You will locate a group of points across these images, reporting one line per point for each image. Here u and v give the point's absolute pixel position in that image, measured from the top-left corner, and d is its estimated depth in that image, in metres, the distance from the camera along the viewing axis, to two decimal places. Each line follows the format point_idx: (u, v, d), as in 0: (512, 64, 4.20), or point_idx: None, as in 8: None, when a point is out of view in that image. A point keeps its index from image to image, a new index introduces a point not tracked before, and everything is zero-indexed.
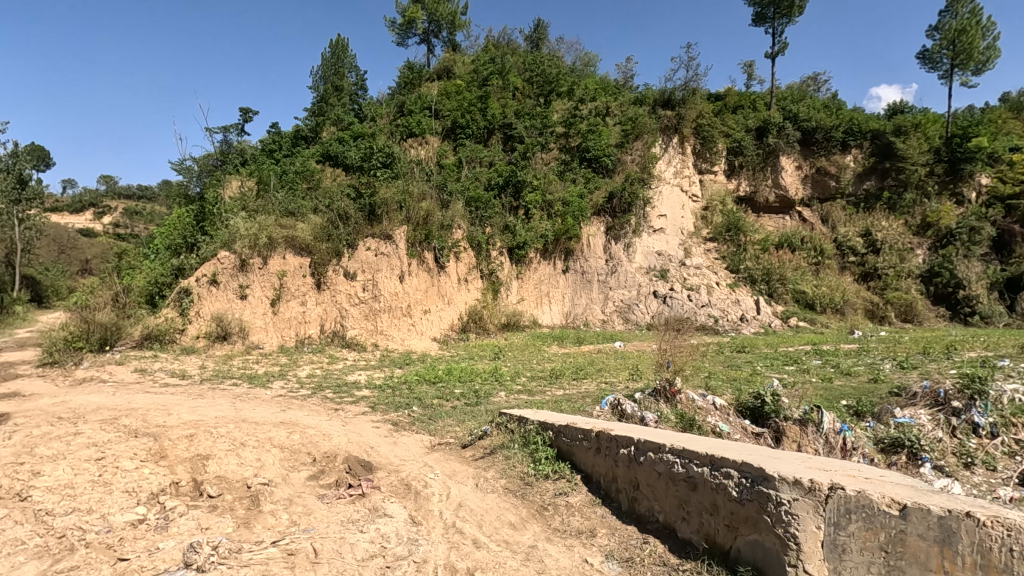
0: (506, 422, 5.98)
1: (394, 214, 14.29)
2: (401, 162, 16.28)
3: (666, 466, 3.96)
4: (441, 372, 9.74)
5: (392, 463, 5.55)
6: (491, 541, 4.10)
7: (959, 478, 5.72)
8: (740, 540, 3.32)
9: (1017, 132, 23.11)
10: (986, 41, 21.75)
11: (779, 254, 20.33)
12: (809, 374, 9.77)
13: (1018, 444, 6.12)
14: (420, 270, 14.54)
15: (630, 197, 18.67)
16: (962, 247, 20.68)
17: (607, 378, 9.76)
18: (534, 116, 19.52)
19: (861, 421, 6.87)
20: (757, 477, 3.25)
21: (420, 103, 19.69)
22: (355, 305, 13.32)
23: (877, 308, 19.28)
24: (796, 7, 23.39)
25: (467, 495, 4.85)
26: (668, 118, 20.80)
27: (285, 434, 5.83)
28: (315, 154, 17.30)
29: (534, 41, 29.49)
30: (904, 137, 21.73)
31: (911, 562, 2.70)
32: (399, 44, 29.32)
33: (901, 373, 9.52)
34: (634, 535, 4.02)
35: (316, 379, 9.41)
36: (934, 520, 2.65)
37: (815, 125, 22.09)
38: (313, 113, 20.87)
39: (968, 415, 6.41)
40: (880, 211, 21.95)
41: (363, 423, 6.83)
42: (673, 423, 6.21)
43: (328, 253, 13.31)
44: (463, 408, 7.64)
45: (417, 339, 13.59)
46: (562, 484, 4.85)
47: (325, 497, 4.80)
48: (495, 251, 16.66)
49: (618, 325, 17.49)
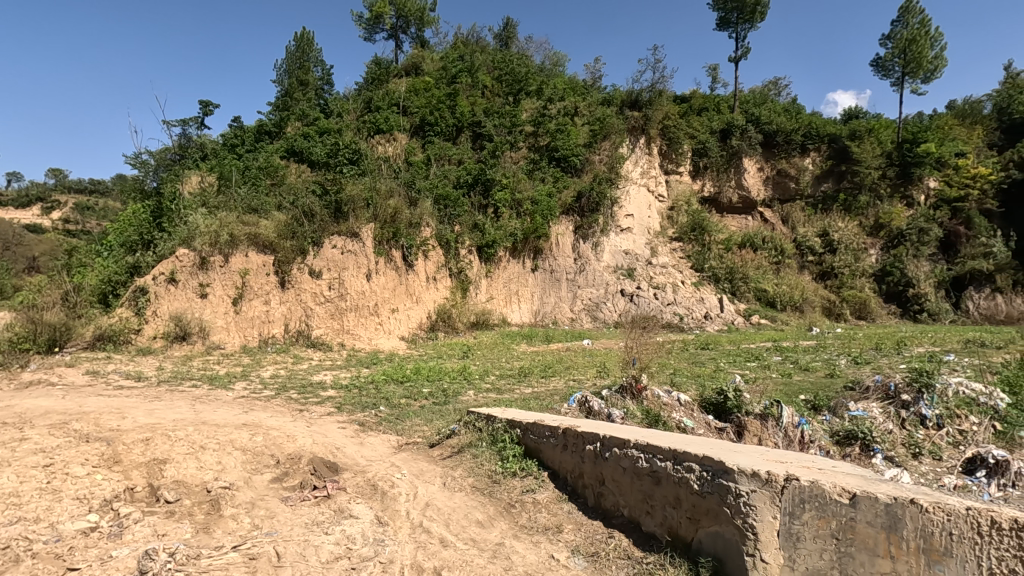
0: (474, 421, 5.98)
1: (361, 211, 14.10)
2: (369, 159, 16.06)
3: (631, 461, 4.02)
4: (408, 372, 9.63)
5: (359, 463, 5.48)
6: (459, 540, 4.09)
7: (908, 467, 6.03)
8: (702, 532, 3.41)
9: (962, 138, 24.29)
10: (935, 51, 22.80)
11: (741, 254, 20.89)
12: (769, 369, 10.07)
13: (962, 434, 6.53)
14: (387, 269, 14.36)
15: (598, 196, 18.94)
16: (912, 247, 21.64)
17: (575, 376, 9.85)
18: (503, 115, 19.52)
19: (818, 414, 7.12)
20: (717, 470, 3.33)
21: (388, 100, 19.46)
22: (321, 304, 13.08)
23: (833, 306, 20.03)
24: (757, 12, 24.05)
25: (434, 494, 4.82)
26: (635, 118, 21.16)
27: (247, 437, 5.67)
28: (280, 149, 16.93)
29: (502, 40, 29.49)
30: (859, 141, 22.57)
31: (860, 548, 2.81)
32: (367, 40, 28.91)
33: (855, 368, 9.92)
34: (599, 530, 4.08)
35: (280, 380, 9.18)
36: (881, 507, 2.77)
37: (776, 128, 22.75)
38: (277, 108, 20.36)
39: (916, 407, 6.79)
40: (836, 212, 22.64)
41: (329, 424, 6.73)
42: (638, 419, 6.32)
43: (293, 250, 13.04)
44: (431, 407, 7.60)
45: (384, 338, 13.42)
46: (529, 481, 4.87)
47: (289, 499, 4.71)
48: (464, 250, 16.62)
49: (586, 323, 17.65)
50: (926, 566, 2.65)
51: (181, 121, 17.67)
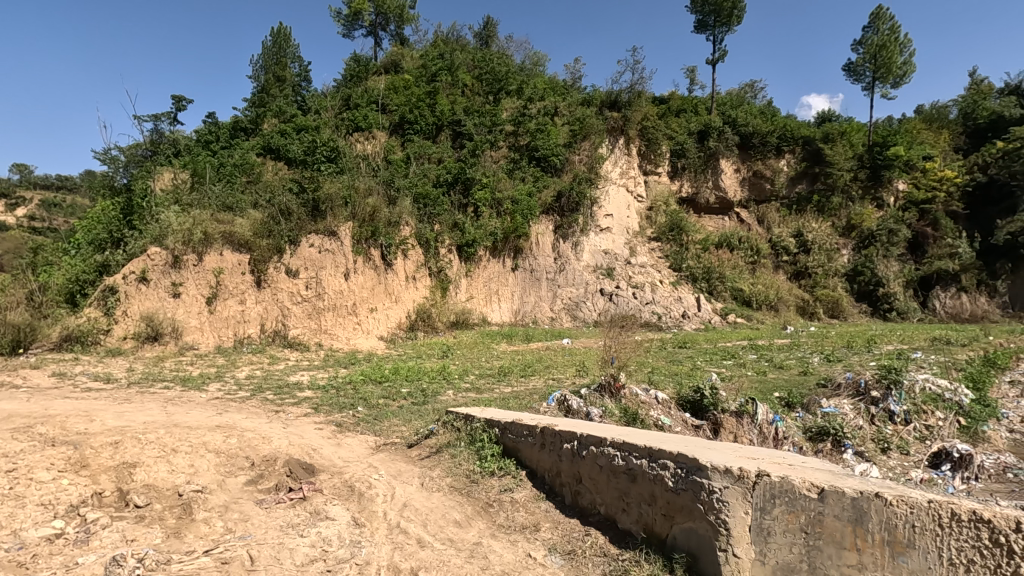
0: (453, 421, 5.97)
1: (339, 210, 13.95)
2: (347, 157, 15.89)
3: (607, 459, 4.06)
4: (387, 372, 9.57)
5: (335, 464, 5.42)
6: (436, 540, 4.07)
7: (877, 462, 6.20)
8: (676, 528, 3.46)
9: (929, 142, 25.00)
10: (904, 57, 23.41)
11: (718, 254, 21.22)
12: (745, 367, 10.25)
13: (928, 429, 6.76)
14: (366, 268, 14.22)
15: (578, 196, 19.07)
16: (882, 248, 22.21)
17: (555, 375, 9.89)
18: (483, 114, 19.46)
19: (792, 411, 7.26)
20: (691, 467, 3.38)
21: (366, 97, 19.27)
22: (298, 304, 12.90)
23: (807, 304, 20.47)
24: (734, 16, 24.42)
25: (411, 494, 4.80)
26: (614, 119, 21.31)
27: (221, 438, 5.57)
28: (256, 146, 16.65)
29: (483, 39, 29.43)
30: (832, 143, 23.06)
31: (827, 542, 2.88)
32: (346, 36, 28.57)
33: (827, 365, 10.16)
34: (576, 528, 4.11)
35: (255, 381, 9.02)
36: (848, 501, 2.84)
37: (752, 130, 23.11)
38: (253, 105, 20.01)
39: (885, 403, 6.97)
40: (810, 213, 23.12)
41: (306, 425, 6.64)
42: (617, 418, 6.37)
43: (269, 249, 12.83)
44: (409, 407, 7.56)
45: (363, 338, 13.30)
46: (507, 481, 4.87)
47: (264, 502, 4.64)
48: (444, 249, 16.56)
49: (566, 322, 17.73)
50: (891, 557, 2.72)
51: (153, 116, 17.25)
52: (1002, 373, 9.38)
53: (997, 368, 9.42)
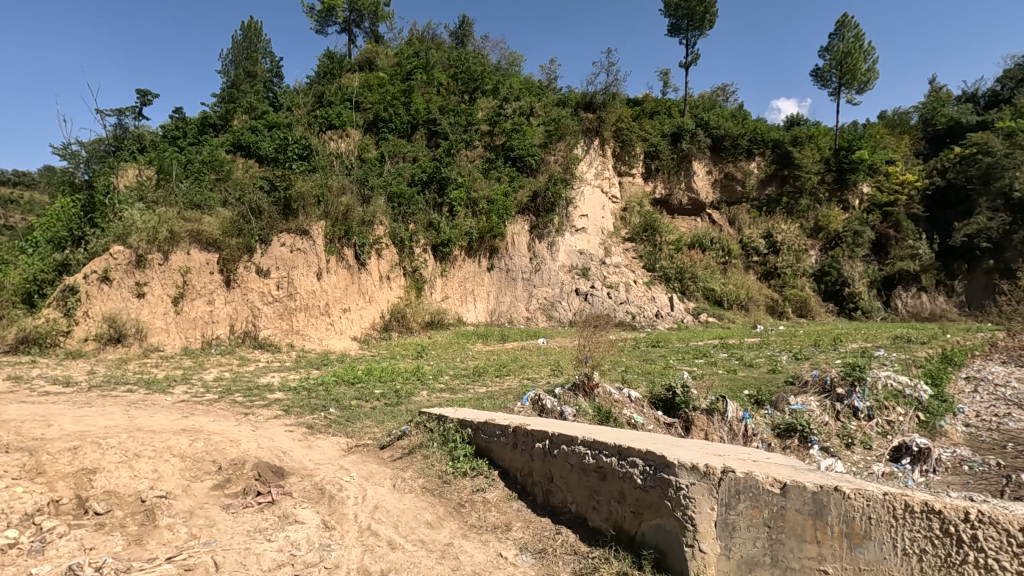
0: (426, 422, 5.94)
1: (312, 208, 13.76)
2: (320, 154, 15.64)
3: (578, 457, 4.09)
4: (360, 373, 9.47)
5: (306, 467, 5.33)
6: (407, 541, 4.04)
7: (842, 457, 6.40)
8: (645, 525, 3.50)
9: (892, 147, 25.56)
10: (868, 64, 24.13)
11: (691, 254, 21.58)
12: (716, 366, 10.46)
13: (889, 424, 7.02)
14: (339, 267, 14.05)
15: (553, 196, 19.15)
16: (848, 249, 22.87)
17: (529, 374, 9.93)
18: (459, 113, 19.36)
19: (761, 409, 7.41)
20: (659, 464, 3.43)
21: (340, 95, 19.01)
22: (269, 304, 12.66)
23: (777, 304, 20.97)
24: (706, 20, 24.86)
25: (383, 496, 4.75)
26: (589, 120, 21.51)
27: (186, 442, 5.40)
28: (225, 143, 16.26)
29: (459, 38, 29.33)
30: (801, 147, 23.63)
31: (789, 535, 2.97)
32: (319, 32, 28.16)
33: (795, 363, 10.43)
34: (547, 526, 4.12)
35: (224, 383, 8.82)
36: (808, 496, 2.92)
37: (724, 133, 23.54)
38: (222, 100, 19.58)
39: (850, 400, 7.19)
40: (780, 215, 23.66)
41: (276, 427, 6.51)
42: (590, 416, 6.43)
43: (238, 248, 12.55)
44: (382, 408, 7.48)
45: (336, 338, 13.13)
46: (480, 481, 4.87)
47: (230, 506, 4.53)
48: (419, 249, 16.45)
49: (542, 322, 17.78)
50: (848, 549, 2.81)
51: (116, 111, 16.73)
52: (958, 369, 9.77)
53: (954, 365, 9.79)
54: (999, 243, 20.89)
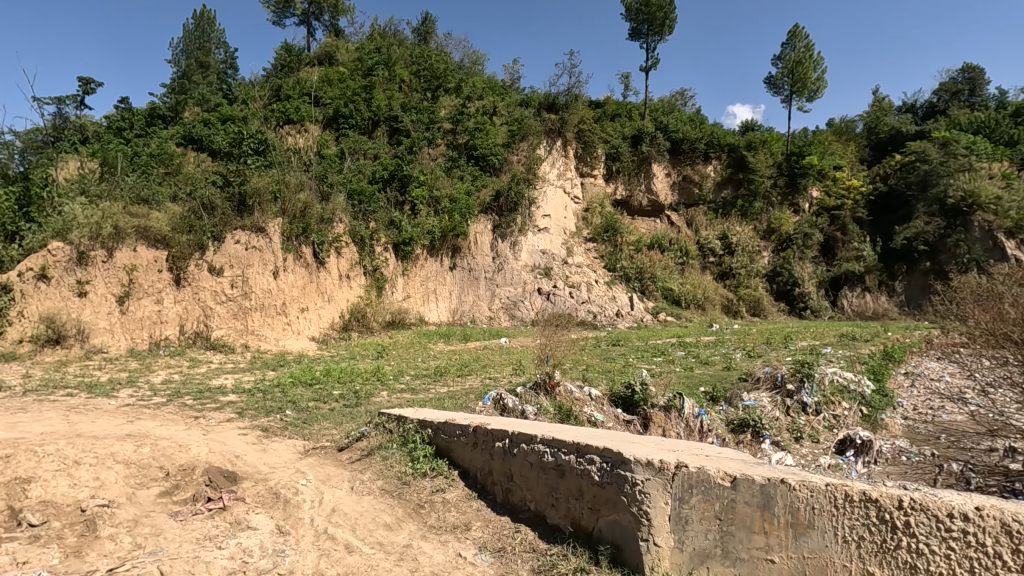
0: (385, 423, 5.86)
1: (268, 205, 13.35)
2: (276, 149, 15.17)
3: (538, 455, 4.12)
4: (318, 373, 9.27)
5: (260, 471, 5.17)
6: (365, 544, 3.98)
7: (791, 450, 6.67)
8: (602, 521, 3.56)
9: (839, 153, 26.83)
10: (817, 73, 25.18)
11: (650, 254, 22.04)
12: (673, 364, 10.71)
13: (835, 418, 7.36)
14: (296, 266, 13.70)
15: (516, 196, 19.23)
16: (799, 250, 23.80)
17: (491, 374, 9.93)
18: (421, 111, 19.17)
19: (716, 405, 7.63)
20: (616, 461, 3.50)
21: (298, 88, 18.49)
22: (222, 304, 12.23)
23: (732, 303, 21.67)
24: (666, 26, 25.44)
25: (341, 499, 4.66)
26: (552, 121, 21.72)
27: (132, 447, 5.16)
28: (175, 135, 15.60)
29: (421, 34, 29.07)
30: (754, 151, 24.46)
31: (738, 527, 3.07)
32: (276, 24, 27.42)
33: (748, 361, 10.81)
34: (506, 525, 4.14)
35: (172, 385, 8.45)
36: (756, 488, 3.03)
37: (683, 137, 24.13)
38: (172, 91, 18.81)
39: (799, 395, 7.50)
40: (734, 217, 24.42)
41: (228, 431, 6.30)
42: (551, 415, 6.48)
43: (189, 245, 12.08)
44: (341, 410, 7.33)
45: (293, 339, 12.82)
46: (439, 481, 4.84)
47: (179, 514, 4.34)
48: (379, 247, 16.19)
49: (504, 321, 17.80)
50: (793, 538, 2.93)
51: (55, 99, 15.84)
52: (898, 366, 10.33)
53: (894, 362, 10.37)
54: (935, 246, 22.14)
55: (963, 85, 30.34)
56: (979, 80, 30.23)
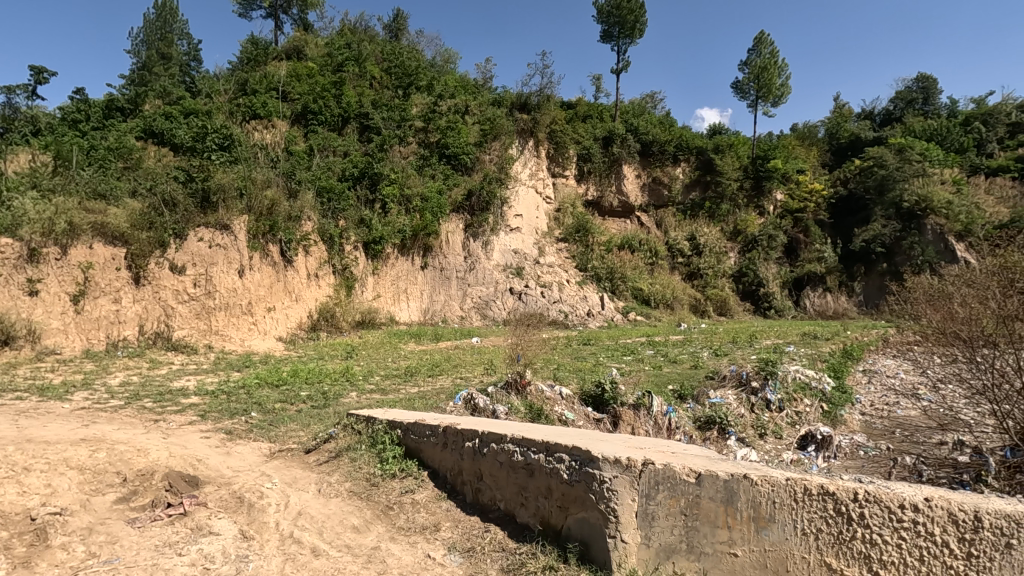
0: (353, 424, 5.77)
1: (233, 202, 13.01)
2: (242, 145, 14.81)
3: (507, 455, 4.13)
4: (285, 374, 9.07)
5: (223, 475, 5.03)
6: (332, 547, 3.92)
7: (756, 447, 6.83)
8: (571, 519, 3.59)
9: (803, 157, 27.64)
10: (781, 80, 25.88)
11: (620, 254, 22.31)
12: (643, 362, 10.88)
13: (797, 415, 7.58)
14: (263, 264, 13.41)
15: (488, 196, 19.20)
16: (764, 251, 24.42)
17: (462, 374, 9.89)
18: (392, 108, 18.93)
19: (684, 403, 7.77)
20: (584, 459, 3.53)
21: (265, 83, 18.07)
22: (184, 304, 11.87)
23: (699, 303, 22.13)
24: (637, 29, 25.76)
25: (308, 502, 4.58)
26: (524, 121, 21.78)
27: (86, 452, 4.97)
28: (134, 129, 15.01)
29: (392, 31, 28.74)
30: (722, 154, 25.00)
31: (703, 522, 3.13)
32: (242, 16, 26.74)
33: (715, 359, 11.05)
34: (476, 525, 4.13)
35: (131, 388, 8.15)
36: (721, 483, 3.09)
37: (653, 139, 24.48)
38: (131, 83, 18.13)
39: (763, 393, 7.70)
40: (702, 219, 24.92)
41: (190, 434, 6.10)
42: (522, 414, 6.50)
43: (149, 243, 11.67)
44: (308, 411, 7.21)
45: (259, 339, 12.53)
46: (408, 482, 4.81)
47: (137, 520, 4.18)
48: (349, 246, 15.93)
49: (475, 321, 17.76)
50: (755, 532, 3.01)
51: (4, 88, 15.09)
52: (856, 363, 10.72)
53: (853, 359, 10.76)
54: (891, 248, 23.01)
55: (918, 94, 31.63)
56: (932, 89, 31.56)
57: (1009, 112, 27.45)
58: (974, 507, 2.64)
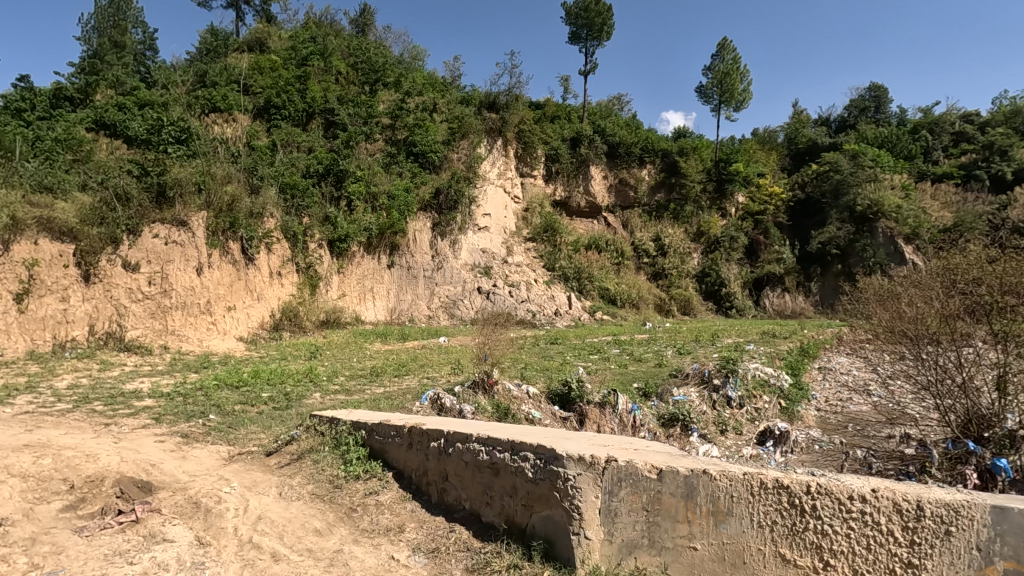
0: (316, 425, 5.66)
1: (191, 197, 12.59)
2: (201, 138, 14.30)
3: (472, 454, 4.12)
4: (246, 375, 8.83)
5: (179, 480, 4.86)
6: (293, 552, 3.84)
7: (717, 442, 7.01)
8: (535, 517, 3.61)
9: (763, 161, 28.46)
10: (743, 85, 26.59)
11: (588, 254, 22.55)
12: (609, 361, 11.03)
13: (756, 411, 7.83)
14: (223, 262, 13.01)
15: (456, 194, 19.11)
16: (726, 252, 25.04)
17: (429, 373, 9.82)
18: (359, 104, 18.62)
19: (648, 400, 7.91)
20: (549, 457, 3.55)
21: (226, 75, 17.52)
22: (138, 302, 11.41)
23: (664, 303, 22.59)
24: (604, 32, 26.04)
25: (268, 506, 4.46)
26: (492, 120, 21.74)
27: (29, 459, 4.72)
28: (85, 120, 14.34)
29: (359, 26, 28.31)
30: (686, 157, 25.53)
31: (664, 516, 3.20)
32: (202, 6, 25.91)
33: (679, 358, 11.29)
34: (441, 525, 4.11)
35: (80, 390, 7.78)
36: (681, 479, 3.16)
37: (619, 141, 24.82)
38: (81, 71, 17.32)
39: (724, 390, 7.91)
40: (667, 220, 25.41)
41: (144, 438, 5.87)
42: (489, 414, 6.50)
43: (101, 239, 11.15)
44: (270, 413, 7.03)
45: (218, 339, 12.17)
46: (373, 483, 4.74)
47: (85, 529, 3.99)
48: (313, 244, 15.63)
49: (443, 320, 17.68)
50: (714, 525, 3.09)
51: None
52: (812, 361, 11.12)
53: (809, 357, 11.17)
54: (845, 250, 23.95)
55: (870, 102, 32.96)
56: (884, 98, 32.94)
57: (953, 122, 28.92)
58: (917, 497, 2.76)
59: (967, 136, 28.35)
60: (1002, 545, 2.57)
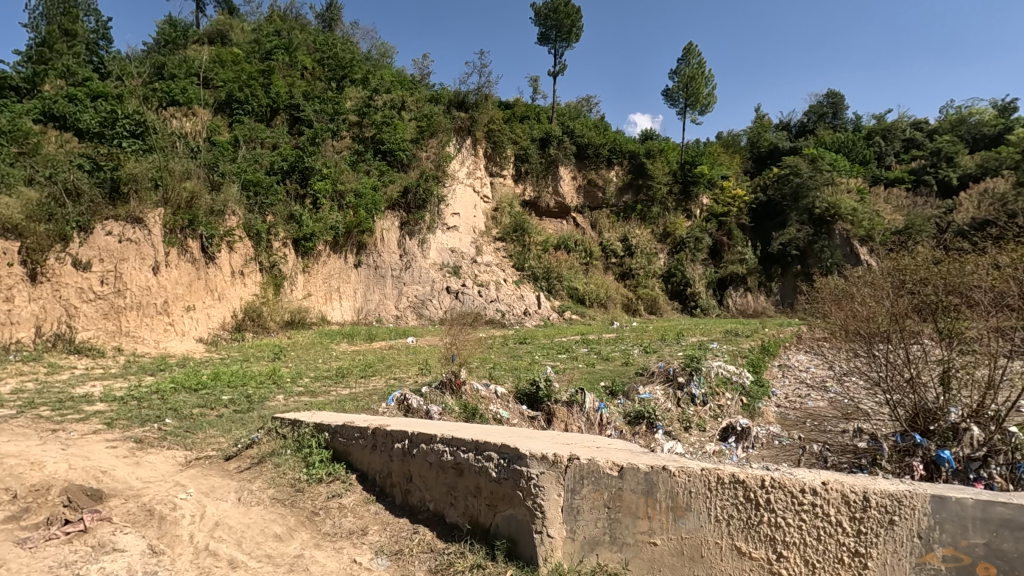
0: (278, 427, 5.53)
1: (147, 193, 12.15)
2: (158, 132, 13.72)
3: (436, 455, 4.09)
4: (205, 378, 8.56)
5: (131, 487, 4.67)
6: (251, 558, 3.74)
7: (681, 439, 7.16)
8: (499, 516, 3.62)
9: (727, 163, 29.17)
10: (707, 89, 27.19)
11: (557, 254, 22.70)
12: (576, 360, 11.11)
13: (718, 408, 8.02)
14: (181, 261, 12.59)
15: (424, 193, 19.02)
16: (691, 252, 25.56)
17: (396, 374, 9.73)
18: (325, 100, 18.27)
19: (615, 399, 8.00)
20: (512, 457, 3.56)
21: (185, 68, 16.98)
22: (89, 303, 10.88)
23: (631, 302, 22.94)
24: (573, 34, 26.24)
25: (226, 512, 4.34)
26: (461, 119, 21.61)
27: None
28: (32, 111, 13.69)
29: (325, 21, 27.84)
30: (653, 159, 25.93)
31: (625, 513, 3.25)
32: None
33: (645, 356, 11.49)
34: (405, 527, 4.07)
35: (24, 395, 7.40)
36: (641, 476, 3.22)
37: (588, 142, 25.07)
38: (27, 59, 16.50)
39: (688, 387, 8.07)
40: (634, 221, 25.78)
41: (93, 445, 5.62)
42: (456, 414, 6.46)
43: (49, 236, 10.57)
44: (230, 416, 6.84)
45: (176, 341, 11.78)
46: (335, 486, 4.67)
47: (27, 540, 3.78)
48: (277, 242, 15.27)
49: (411, 320, 17.53)
50: (673, 521, 3.16)
51: None
52: (772, 359, 11.47)
53: (769, 355, 11.51)
54: (804, 251, 24.79)
55: (828, 108, 34.12)
56: (841, 105, 34.11)
57: (904, 129, 30.25)
58: (863, 489, 2.87)
59: (916, 143, 29.66)
60: (940, 533, 2.71)
